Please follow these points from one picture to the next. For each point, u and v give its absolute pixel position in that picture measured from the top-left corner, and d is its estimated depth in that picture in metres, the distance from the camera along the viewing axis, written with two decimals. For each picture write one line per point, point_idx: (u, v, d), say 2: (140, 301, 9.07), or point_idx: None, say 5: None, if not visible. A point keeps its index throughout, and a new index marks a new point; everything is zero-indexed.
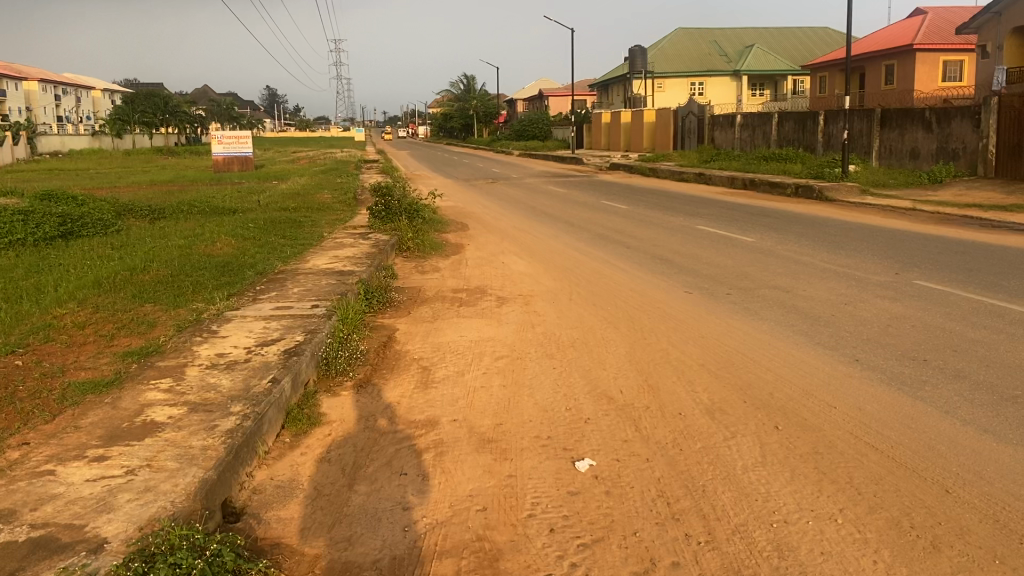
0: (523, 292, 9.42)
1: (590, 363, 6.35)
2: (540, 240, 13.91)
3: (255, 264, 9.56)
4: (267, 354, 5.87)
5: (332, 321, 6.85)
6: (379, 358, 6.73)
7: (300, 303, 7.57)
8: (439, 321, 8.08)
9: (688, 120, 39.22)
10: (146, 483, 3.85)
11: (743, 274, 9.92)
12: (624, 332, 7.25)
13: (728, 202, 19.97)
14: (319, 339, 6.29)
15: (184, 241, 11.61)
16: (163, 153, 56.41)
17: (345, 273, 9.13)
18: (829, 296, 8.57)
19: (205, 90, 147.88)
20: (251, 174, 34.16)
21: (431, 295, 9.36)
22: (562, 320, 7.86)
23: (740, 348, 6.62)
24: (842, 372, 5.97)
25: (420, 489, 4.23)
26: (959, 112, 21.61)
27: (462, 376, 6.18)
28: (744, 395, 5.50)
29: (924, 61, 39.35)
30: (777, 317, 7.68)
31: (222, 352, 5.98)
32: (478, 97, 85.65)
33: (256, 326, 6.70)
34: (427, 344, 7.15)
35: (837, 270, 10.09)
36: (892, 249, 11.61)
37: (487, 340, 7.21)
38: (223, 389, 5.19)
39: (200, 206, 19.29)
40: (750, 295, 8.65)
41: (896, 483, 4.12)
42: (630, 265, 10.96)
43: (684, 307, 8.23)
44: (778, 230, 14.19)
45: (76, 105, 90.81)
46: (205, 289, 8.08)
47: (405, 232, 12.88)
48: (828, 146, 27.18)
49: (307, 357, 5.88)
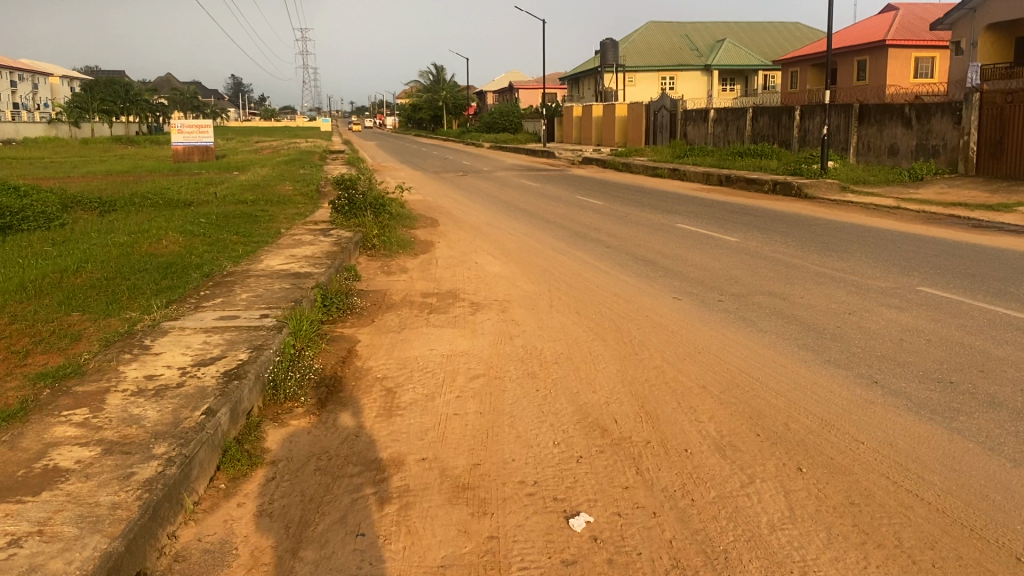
0: (499, 296, 8.66)
1: (576, 383, 5.61)
2: (513, 237, 13.14)
3: (201, 265, 8.69)
4: (203, 378, 5.05)
5: (281, 335, 6.04)
6: (338, 377, 5.93)
7: (248, 312, 6.73)
8: (405, 331, 7.27)
9: (660, 115, 38.66)
10: (31, 562, 3.03)
11: (733, 278, 9.23)
12: (612, 345, 6.52)
13: (705, 199, 19.38)
14: (267, 358, 5.48)
15: (128, 238, 10.67)
16: (122, 142, 54.74)
17: (302, 276, 8.27)
18: (830, 304, 7.91)
19: (169, 79, 144.61)
20: (211, 164, 32.96)
21: (397, 301, 8.55)
22: (543, 330, 7.11)
23: (742, 366, 5.94)
24: (861, 397, 5.29)
25: (382, 557, 3.46)
26: (940, 109, 21.20)
27: (432, 401, 5.40)
28: (757, 426, 4.80)
29: (896, 57, 39.11)
30: (778, 328, 6.99)
31: (152, 375, 5.14)
32: (448, 88, 84.66)
33: (194, 341, 5.87)
34: (392, 360, 6.36)
35: (833, 274, 9.44)
36: (887, 251, 11.01)
37: (459, 354, 6.45)
38: (146, 424, 4.37)
39: (154, 198, 18.25)
40: (744, 302, 7.97)
41: (955, 547, 3.44)
42: (612, 266, 10.26)
43: (674, 316, 7.51)
44: (762, 230, 13.56)
45: (33, 92, 88.27)
46: (143, 295, 7.20)
47: (370, 229, 12.07)
48: (804, 141, 26.70)
49: (250, 381, 5.07)
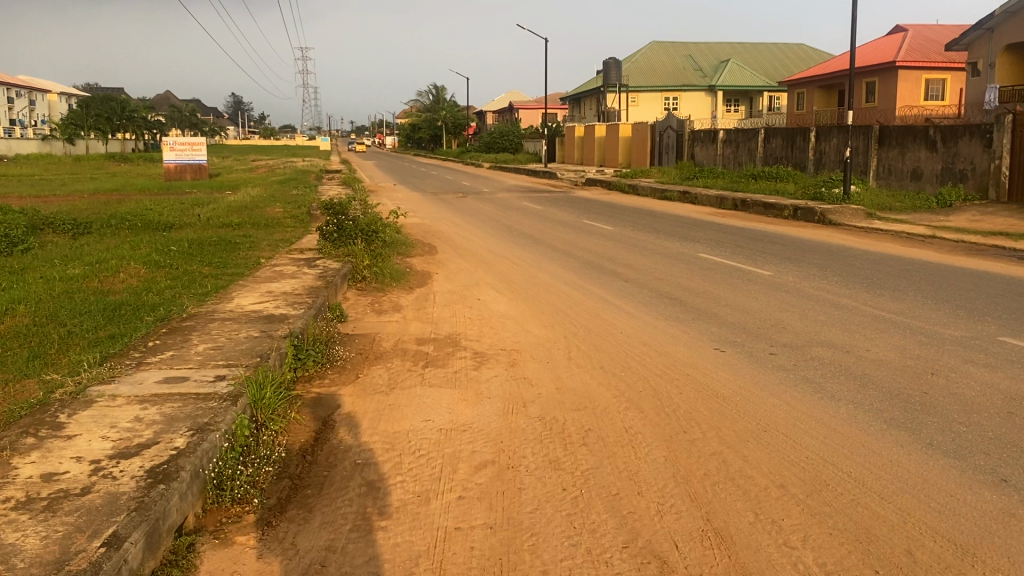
0: (506, 345, 7.35)
1: (615, 477, 4.33)
2: (520, 268, 11.91)
3: (159, 304, 7.43)
4: (120, 481, 3.74)
5: (237, 408, 4.74)
6: (306, 465, 4.63)
7: (200, 373, 5.41)
8: (395, 394, 5.94)
9: (666, 135, 37.50)
10: None
11: (779, 323, 7.95)
12: (651, 418, 5.22)
13: (721, 224, 18.17)
14: (210, 446, 4.18)
15: (84, 269, 9.40)
16: (114, 160, 53.39)
17: (275, 320, 6.97)
18: (905, 360, 6.61)
19: (168, 97, 143.71)
20: (204, 183, 31.65)
21: (387, 349, 7.24)
22: (564, 394, 5.81)
23: (824, 453, 4.65)
24: (995, 505, 3.99)
25: None
26: (968, 131, 20.01)
27: (426, 504, 4.09)
28: (872, 560, 3.50)
29: (907, 77, 38.01)
30: (852, 395, 5.70)
31: (52, 473, 3.83)
32: (448, 107, 83.70)
33: (121, 419, 4.55)
34: (377, 437, 5.05)
35: (892, 318, 8.16)
36: (944, 289, 9.75)
37: (461, 430, 5.14)
38: (16, 564, 3.05)
39: (134, 220, 16.99)
40: (802, 356, 6.69)
41: None
42: (634, 306, 8.96)
43: (720, 375, 6.20)
44: (794, 261, 12.31)
45: (30, 109, 87.30)
46: (75, 348, 5.91)
47: (360, 259, 10.78)
48: (820, 164, 25.55)
49: (181, 487, 3.75)
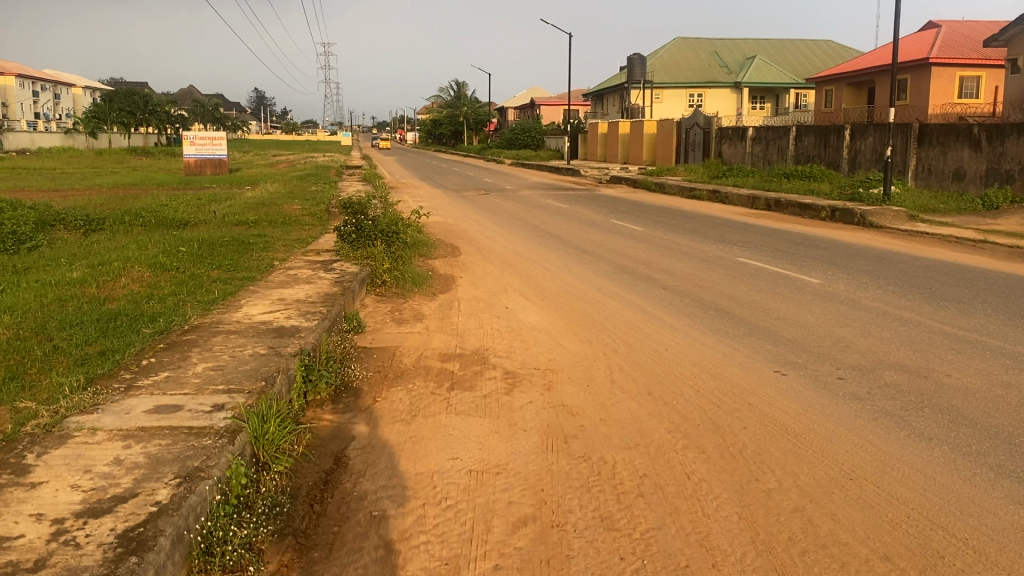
0: (539, 363, 6.62)
1: (684, 543, 3.60)
2: (550, 273, 11.18)
3: (160, 314, 6.78)
4: (84, 550, 3.04)
5: (234, 446, 4.04)
6: (313, 518, 3.93)
7: (196, 401, 4.72)
8: (417, 423, 5.22)
9: (692, 133, 36.59)
10: None
11: (840, 340, 7.19)
12: (714, 461, 4.49)
13: (757, 226, 17.34)
14: (197, 500, 3.48)
15: (83, 272, 8.74)
16: (135, 154, 52.97)
17: (284, 333, 6.30)
18: (993, 388, 5.83)
19: (190, 91, 143.71)
20: (223, 178, 31.04)
21: (408, 367, 6.53)
22: (609, 428, 5.08)
23: (928, 513, 3.89)
24: None
25: None
26: (1015, 129, 19.04)
27: None
28: None
29: (941, 74, 36.84)
30: (943, 433, 4.94)
31: (3, 539, 3.13)
32: (469, 103, 82.89)
33: (98, 461, 3.86)
34: (394, 481, 4.34)
35: (963, 335, 7.39)
36: (1010, 301, 8.95)
37: (494, 472, 4.42)
38: None
39: (147, 215, 16.40)
40: (874, 382, 5.92)
41: None
42: (676, 318, 8.22)
43: (785, 406, 5.43)
44: (840, 267, 11.52)
45: (53, 104, 87.21)
46: (58, 368, 5.26)
47: (380, 262, 10.09)
48: (855, 163, 24.63)
49: (154, 558, 3.04)
